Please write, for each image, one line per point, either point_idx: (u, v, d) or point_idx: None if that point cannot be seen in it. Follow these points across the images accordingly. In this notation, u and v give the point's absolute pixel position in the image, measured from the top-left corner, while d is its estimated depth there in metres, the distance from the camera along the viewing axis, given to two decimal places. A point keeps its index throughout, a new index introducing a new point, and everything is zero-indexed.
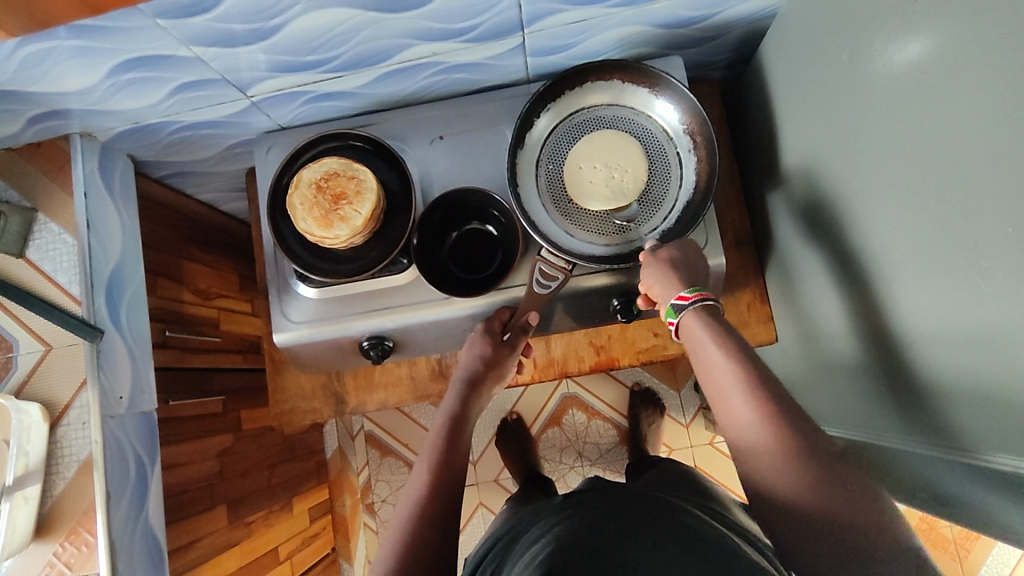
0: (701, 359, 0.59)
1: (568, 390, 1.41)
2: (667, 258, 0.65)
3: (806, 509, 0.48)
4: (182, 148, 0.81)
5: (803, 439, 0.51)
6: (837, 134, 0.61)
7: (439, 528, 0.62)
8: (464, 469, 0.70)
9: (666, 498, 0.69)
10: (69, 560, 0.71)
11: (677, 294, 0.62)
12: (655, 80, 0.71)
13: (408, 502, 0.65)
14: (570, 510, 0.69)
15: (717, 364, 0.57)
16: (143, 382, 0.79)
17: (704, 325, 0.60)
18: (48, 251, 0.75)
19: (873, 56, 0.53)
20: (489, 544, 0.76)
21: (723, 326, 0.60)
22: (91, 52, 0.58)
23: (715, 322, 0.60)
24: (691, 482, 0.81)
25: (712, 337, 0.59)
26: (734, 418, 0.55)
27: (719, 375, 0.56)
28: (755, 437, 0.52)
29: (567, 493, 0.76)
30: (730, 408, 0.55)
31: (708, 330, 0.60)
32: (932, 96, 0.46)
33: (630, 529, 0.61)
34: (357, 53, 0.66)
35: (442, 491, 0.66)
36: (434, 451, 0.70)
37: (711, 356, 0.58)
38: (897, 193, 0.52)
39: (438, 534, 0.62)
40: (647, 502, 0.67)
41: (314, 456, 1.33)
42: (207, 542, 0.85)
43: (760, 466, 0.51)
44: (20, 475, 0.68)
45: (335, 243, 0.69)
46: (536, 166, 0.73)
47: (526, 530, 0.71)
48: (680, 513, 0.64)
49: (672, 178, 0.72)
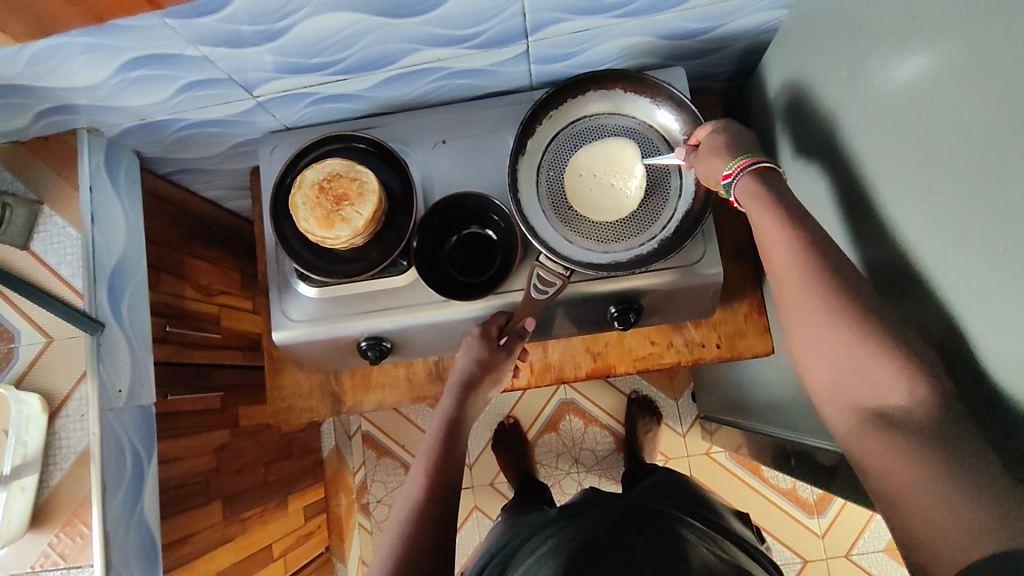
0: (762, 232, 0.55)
1: (565, 396, 1.42)
2: (710, 144, 0.63)
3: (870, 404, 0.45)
4: (187, 146, 0.82)
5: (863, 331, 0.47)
6: (835, 149, 0.62)
7: (436, 534, 0.62)
8: (460, 473, 0.70)
9: (660, 507, 0.69)
10: (63, 550, 0.72)
11: (720, 175, 0.60)
12: (656, 90, 0.71)
13: (405, 507, 0.66)
14: (564, 524, 0.68)
15: (788, 282, 0.52)
16: (143, 376, 0.80)
17: (760, 195, 0.56)
18: (53, 244, 0.76)
19: (873, 73, 0.54)
20: (489, 554, 0.76)
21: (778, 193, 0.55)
22: (100, 49, 0.59)
23: (768, 188, 0.56)
24: (689, 492, 0.80)
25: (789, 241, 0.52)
26: (795, 297, 0.51)
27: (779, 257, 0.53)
28: (817, 329, 0.49)
29: (563, 506, 0.76)
30: (795, 320, 0.51)
31: (760, 200, 0.56)
32: (929, 114, 0.47)
33: (623, 546, 0.60)
34: (363, 56, 0.66)
35: (438, 497, 0.66)
36: (434, 456, 0.70)
37: (770, 230, 0.54)
38: (894, 207, 0.53)
39: (432, 543, 0.62)
40: (640, 515, 0.67)
41: (310, 455, 1.33)
42: (203, 536, 0.86)
43: (841, 417, 0.48)
44: (17, 465, 0.69)
45: (335, 243, 0.70)
46: (537, 172, 0.74)
47: (523, 544, 0.71)
48: (675, 525, 0.65)
49: (671, 188, 0.72)
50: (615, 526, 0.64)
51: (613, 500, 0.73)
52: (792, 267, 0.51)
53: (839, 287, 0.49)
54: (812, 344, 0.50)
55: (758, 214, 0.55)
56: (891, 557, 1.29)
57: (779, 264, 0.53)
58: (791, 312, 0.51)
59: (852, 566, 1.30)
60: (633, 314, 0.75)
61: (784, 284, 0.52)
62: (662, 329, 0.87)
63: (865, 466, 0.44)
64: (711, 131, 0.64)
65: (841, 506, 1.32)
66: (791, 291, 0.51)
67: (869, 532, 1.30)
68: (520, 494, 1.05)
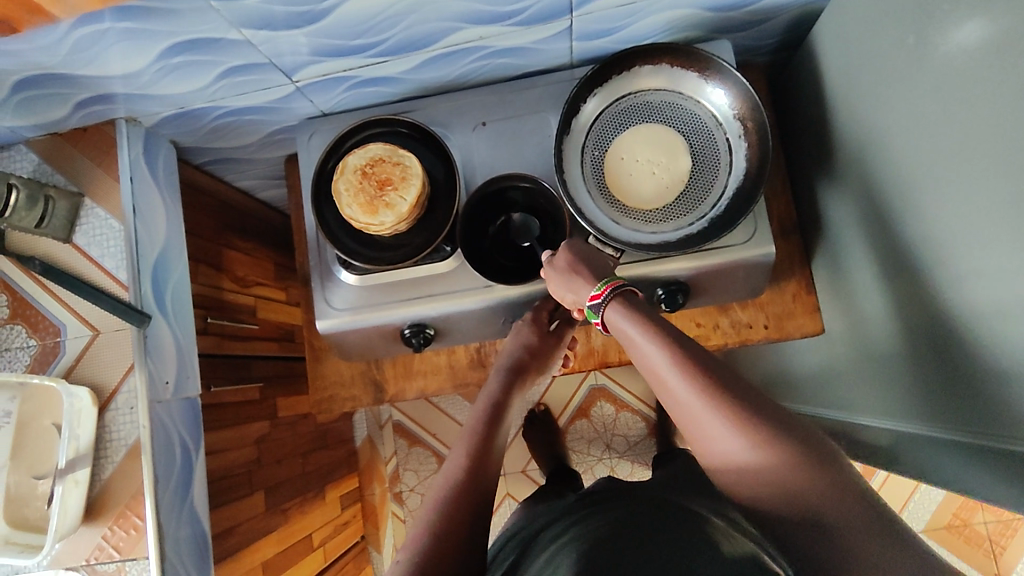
0: (637, 353, 0.58)
1: (596, 382, 1.40)
2: (563, 263, 0.67)
3: (767, 479, 0.48)
4: (223, 135, 0.81)
5: (734, 401, 0.51)
6: (899, 120, 0.59)
7: (464, 509, 0.59)
8: (500, 464, 0.67)
9: (682, 505, 0.62)
10: (117, 543, 0.71)
11: (589, 296, 0.63)
12: (706, 64, 0.69)
13: (441, 487, 0.63)
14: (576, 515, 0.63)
15: (667, 383, 0.55)
16: (188, 368, 0.80)
17: (624, 317, 0.60)
18: (95, 236, 0.75)
19: (940, 38, 0.52)
20: (501, 543, 0.71)
21: (644, 313, 0.59)
22: (139, 35, 0.58)
23: (638, 310, 0.60)
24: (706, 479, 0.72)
25: (638, 330, 0.58)
26: (678, 404, 0.54)
27: (654, 367, 0.56)
28: (706, 428, 0.52)
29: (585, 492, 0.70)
30: (690, 424, 0.53)
31: (630, 320, 0.59)
32: (1004, 76, 0.45)
33: (643, 549, 0.52)
34: (405, 37, 0.65)
35: (478, 479, 0.63)
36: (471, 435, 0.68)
37: (643, 348, 0.57)
38: (969, 175, 0.51)
39: (474, 523, 0.60)
40: (661, 510, 0.60)
41: (344, 445, 1.33)
42: (247, 527, 0.86)
43: (736, 479, 0.50)
44: (71, 458, 0.69)
45: (380, 229, 0.69)
46: (581, 153, 0.72)
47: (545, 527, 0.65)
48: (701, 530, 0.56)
49: (720, 165, 0.70)
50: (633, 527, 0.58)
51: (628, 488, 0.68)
52: (651, 353, 0.56)
53: (703, 369, 0.53)
54: (699, 434, 0.53)
55: (633, 336, 0.58)
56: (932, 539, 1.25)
57: (658, 370, 0.56)
58: (683, 417, 0.54)
59: None
60: (680, 296, 0.74)
61: (668, 393, 0.55)
62: (708, 310, 0.85)
63: (775, 512, 0.47)
64: (561, 252, 0.68)
65: (885, 479, 1.27)
66: (667, 391, 0.55)
67: (912, 506, 1.26)
68: (560, 480, 1.04)
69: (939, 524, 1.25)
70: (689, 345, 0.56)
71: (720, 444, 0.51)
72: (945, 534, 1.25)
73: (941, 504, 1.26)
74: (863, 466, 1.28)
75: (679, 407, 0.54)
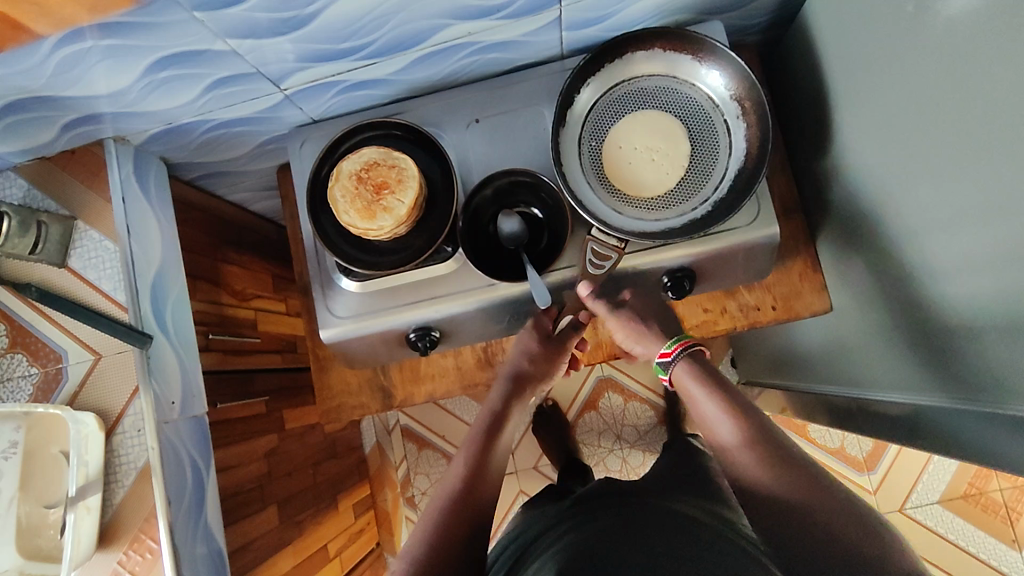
0: (693, 400, 0.69)
1: (603, 373, 1.40)
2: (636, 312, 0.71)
3: (782, 497, 0.55)
4: (213, 149, 0.79)
5: (771, 445, 0.60)
6: (898, 91, 0.59)
7: (463, 517, 0.60)
8: (500, 469, 0.68)
9: (672, 508, 0.62)
10: (134, 568, 0.70)
11: None
12: (699, 46, 0.68)
13: (443, 490, 0.63)
14: (577, 521, 0.62)
15: (718, 421, 0.65)
16: (193, 387, 0.78)
17: (687, 371, 0.71)
18: (90, 259, 0.74)
19: (936, 7, 0.51)
20: (499, 550, 0.69)
21: (708, 372, 0.71)
22: (122, 51, 0.56)
23: (701, 368, 0.71)
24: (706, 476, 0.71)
25: (697, 380, 0.70)
26: (720, 438, 0.64)
27: (706, 408, 0.67)
28: (741, 455, 0.60)
29: (581, 496, 0.69)
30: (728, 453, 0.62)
31: (693, 375, 0.70)
32: (1005, 39, 0.44)
33: (641, 555, 0.54)
34: (392, 37, 0.64)
35: (480, 485, 0.64)
36: (474, 438, 0.69)
37: (699, 394, 0.68)
38: (973, 145, 0.50)
39: (471, 529, 0.60)
40: (652, 512, 0.61)
41: (353, 452, 1.32)
42: (262, 542, 0.85)
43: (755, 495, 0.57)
44: (81, 485, 0.68)
45: (379, 234, 0.67)
46: (578, 145, 0.71)
47: (545, 531, 0.64)
48: (702, 540, 0.56)
49: (720, 148, 0.70)
50: (632, 537, 0.57)
51: (630, 493, 0.67)
52: (705, 397, 0.67)
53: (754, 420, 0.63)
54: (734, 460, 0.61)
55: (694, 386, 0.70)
56: (947, 509, 1.25)
57: (708, 410, 0.66)
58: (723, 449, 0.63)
59: (910, 521, 1.25)
60: (687, 282, 0.73)
61: (713, 429, 0.65)
62: (714, 295, 0.85)
63: (783, 523, 0.53)
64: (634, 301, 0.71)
65: (896, 453, 1.28)
66: (715, 428, 0.65)
67: (926, 477, 1.26)
68: (573, 476, 1.04)
69: (954, 494, 1.25)
70: (739, 399, 0.66)
71: (750, 469, 0.59)
72: (961, 503, 1.25)
73: (956, 474, 1.26)
74: (875, 442, 1.28)
75: (722, 441, 0.63)
